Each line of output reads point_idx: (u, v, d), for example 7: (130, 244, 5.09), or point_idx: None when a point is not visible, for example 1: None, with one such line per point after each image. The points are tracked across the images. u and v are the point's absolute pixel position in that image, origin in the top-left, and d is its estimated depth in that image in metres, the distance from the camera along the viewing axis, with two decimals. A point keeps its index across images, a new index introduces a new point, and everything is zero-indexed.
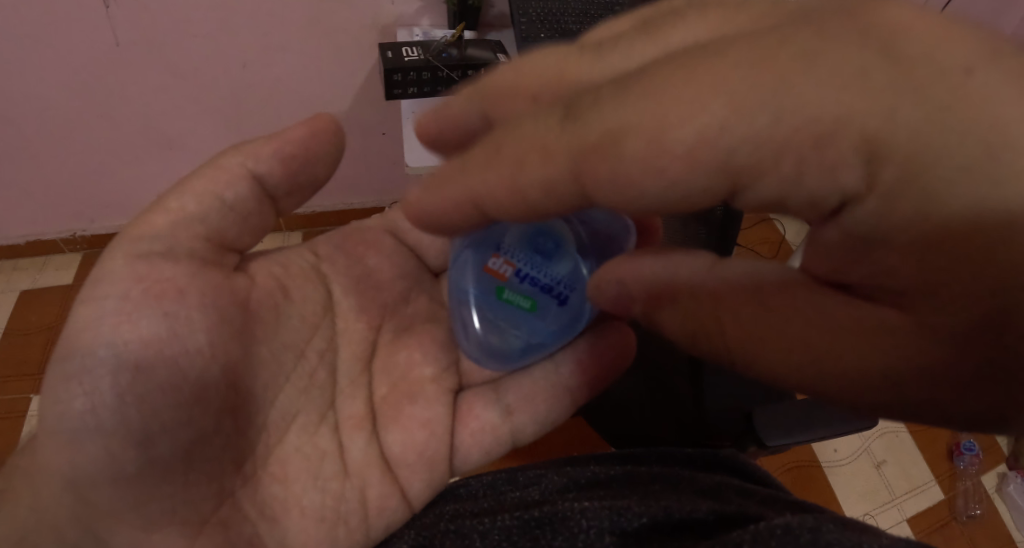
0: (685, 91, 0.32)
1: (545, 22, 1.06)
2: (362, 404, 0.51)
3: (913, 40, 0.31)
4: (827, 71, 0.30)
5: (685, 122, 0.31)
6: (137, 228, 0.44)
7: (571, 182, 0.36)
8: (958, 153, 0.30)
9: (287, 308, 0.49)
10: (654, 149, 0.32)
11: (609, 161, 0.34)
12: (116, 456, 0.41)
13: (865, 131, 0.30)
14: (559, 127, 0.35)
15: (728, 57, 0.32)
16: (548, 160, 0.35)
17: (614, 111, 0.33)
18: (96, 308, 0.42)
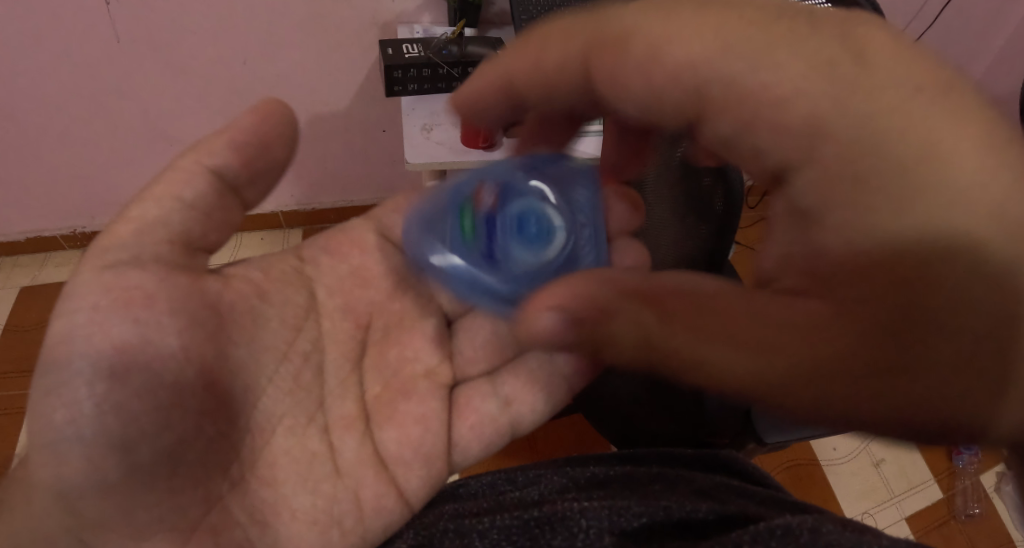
0: (696, 18, 0.44)
1: (547, 19, 1.05)
2: (353, 404, 0.51)
3: (881, 54, 0.41)
4: (800, 50, 0.42)
5: (681, 42, 0.44)
6: (101, 241, 0.44)
7: (573, 71, 0.51)
8: (897, 155, 0.38)
9: (265, 311, 0.49)
10: (650, 57, 0.45)
11: (611, 56, 0.47)
12: (99, 465, 0.41)
13: (816, 109, 0.41)
14: (587, 27, 0.50)
15: (742, 13, 0.44)
16: (567, 55, 0.51)
17: (637, 15, 0.46)
18: (67, 322, 0.42)
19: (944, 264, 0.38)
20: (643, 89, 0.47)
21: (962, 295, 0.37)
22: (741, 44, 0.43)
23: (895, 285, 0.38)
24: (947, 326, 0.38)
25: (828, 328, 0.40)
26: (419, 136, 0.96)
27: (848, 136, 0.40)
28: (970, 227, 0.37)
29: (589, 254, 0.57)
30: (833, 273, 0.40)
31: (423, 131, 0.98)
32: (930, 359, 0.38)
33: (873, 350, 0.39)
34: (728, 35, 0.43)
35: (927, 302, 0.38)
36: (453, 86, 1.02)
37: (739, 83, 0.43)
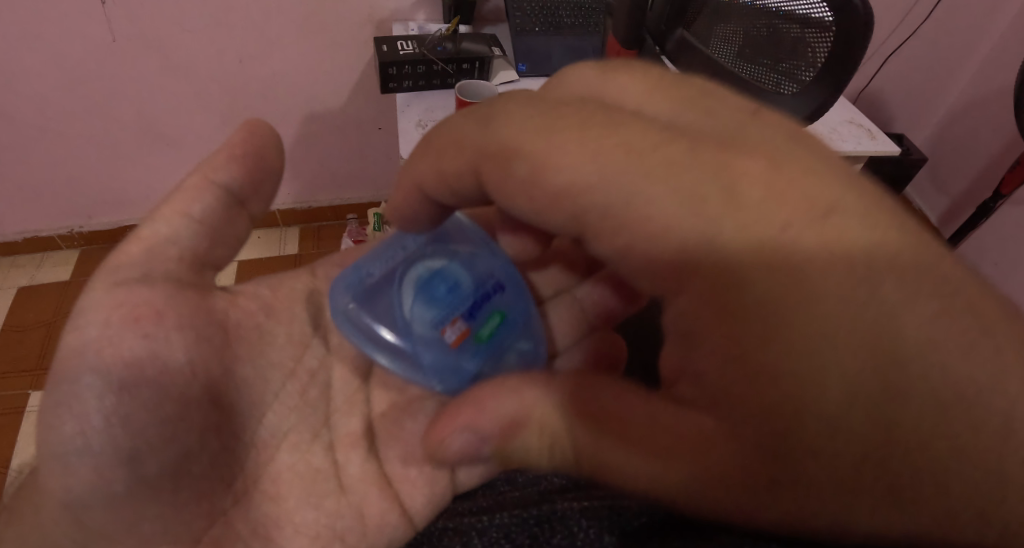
0: (575, 138, 0.39)
1: (540, 16, 1.05)
2: (360, 422, 0.51)
3: (751, 186, 0.37)
4: (667, 175, 0.37)
5: (569, 160, 0.38)
6: (113, 259, 0.44)
7: (471, 173, 0.44)
8: (739, 251, 0.36)
9: (272, 327, 0.49)
10: (536, 174, 0.40)
11: (501, 171, 0.41)
12: (106, 478, 0.41)
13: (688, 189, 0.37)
14: (472, 132, 0.43)
15: (625, 131, 0.38)
16: (455, 166, 0.44)
17: (509, 126, 0.41)
18: (79, 336, 0.42)
19: (845, 363, 0.34)
20: (527, 209, 0.42)
21: (871, 390, 0.34)
22: (622, 175, 0.37)
23: (767, 385, 0.36)
24: (825, 435, 0.35)
25: (707, 443, 0.38)
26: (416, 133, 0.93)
27: (704, 246, 0.37)
28: (858, 332, 0.34)
29: (346, 304, 0.50)
30: (718, 381, 0.38)
31: (418, 127, 0.95)
32: (831, 448, 0.35)
33: (765, 446, 0.36)
34: (610, 158, 0.38)
35: (799, 374, 0.35)
36: (448, 82, 1.01)
37: (627, 184, 0.38)
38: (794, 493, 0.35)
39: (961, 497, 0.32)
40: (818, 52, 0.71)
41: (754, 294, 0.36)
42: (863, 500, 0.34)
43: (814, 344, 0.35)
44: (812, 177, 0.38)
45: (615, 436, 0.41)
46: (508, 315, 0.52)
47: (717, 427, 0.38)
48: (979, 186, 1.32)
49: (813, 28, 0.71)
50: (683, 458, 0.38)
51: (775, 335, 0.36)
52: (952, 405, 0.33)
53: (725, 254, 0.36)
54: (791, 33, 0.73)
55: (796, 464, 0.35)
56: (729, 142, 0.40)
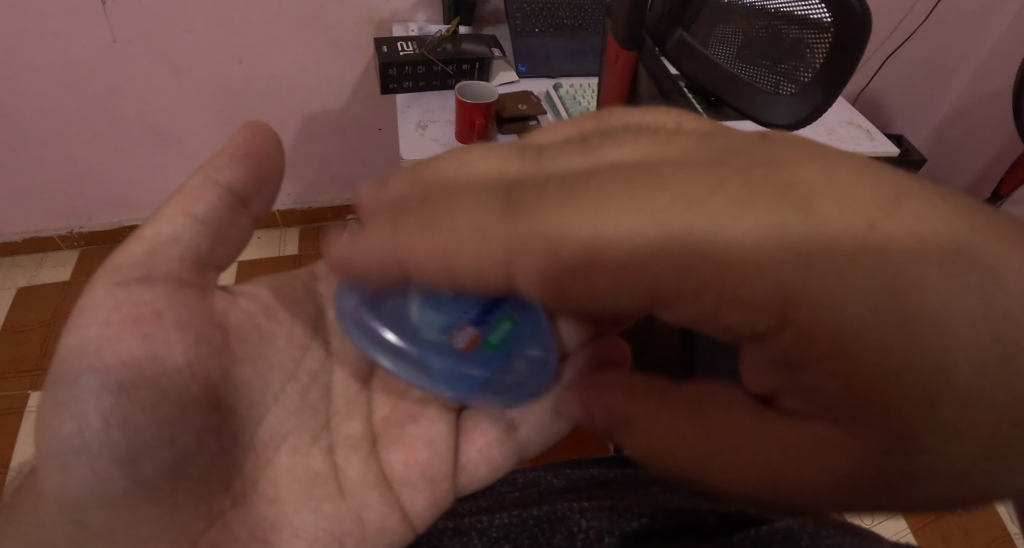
0: (627, 205, 0.34)
1: (541, 18, 1.05)
2: (359, 424, 0.51)
3: (827, 202, 0.33)
4: (747, 219, 0.34)
5: (626, 220, 0.34)
6: (114, 259, 0.44)
7: (497, 270, 0.37)
8: (839, 254, 0.33)
9: (272, 328, 0.49)
10: (593, 245, 0.35)
11: (547, 257, 0.36)
12: (105, 478, 0.41)
13: (781, 234, 0.33)
14: (500, 218, 0.36)
15: (664, 187, 0.34)
16: (474, 239, 0.36)
17: (554, 215, 0.35)
18: (79, 336, 0.42)
19: (957, 357, 0.33)
20: (588, 294, 0.38)
21: (972, 378, 0.33)
22: (686, 218, 0.34)
23: (882, 386, 0.34)
24: (938, 443, 0.34)
25: (829, 448, 0.36)
26: (415, 134, 0.92)
27: (789, 283, 0.34)
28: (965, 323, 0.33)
29: (347, 301, 0.50)
30: (829, 391, 0.35)
31: (418, 128, 0.94)
32: (944, 454, 0.34)
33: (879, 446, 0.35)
34: (679, 190, 0.34)
35: (902, 370, 0.33)
36: (448, 83, 1.01)
37: (711, 240, 0.34)
38: (912, 493, 0.35)
39: (1011, 455, 0.34)
40: (817, 52, 0.71)
41: (838, 335, 0.34)
42: (940, 476, 0.35)
43: (911, 359, 0.33)
44: (867, 173, 0.35)
45: (704, 444, 0.41)
46: (519, 332, 0.52)
47: (841, 434, 0.36)
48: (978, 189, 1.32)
49: (813, 29, 0.70)
50: (786, 472, 0.38)
51: (857, 345, 0.34)
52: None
53: (814, 307, 0.34)
54: (791, 34, 0.72)
55: (917, 458, 0.34)
56: (770, 162, 0.35)
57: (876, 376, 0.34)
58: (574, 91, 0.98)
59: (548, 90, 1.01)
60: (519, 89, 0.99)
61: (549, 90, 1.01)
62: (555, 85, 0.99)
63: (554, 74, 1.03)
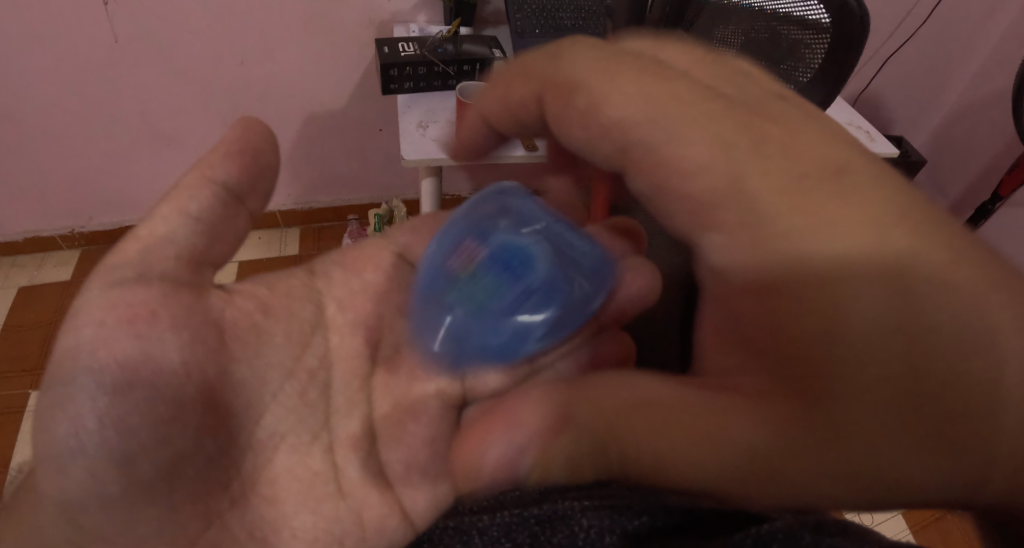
0: (632, 77, 0.44)
1: (542, 19, 1.05)
2: (359, 423, 0.51)
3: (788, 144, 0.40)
4: (704, 126, 0.41)
5: (621, 99, 0.43)
6: (111, 259, 0.44)
7: (535, 99, 0.50)
8: (786, 184, 0.38)
9: (269, 328, 0.49)
10: (593, 108, 0.45)
11: (564, 101, 0.47)
12: (101, 478, 0.41)
13: (734, 170, 0.39)
14: (541, 66, 0.49)
15: (668, 79, 0.43)
16: (526, 92, 0.50)
17: (579, 64, 0.46)
18: (76, 336, 0.42)
19: (861, 302, 0.35)
20: (584, 140, 0.47)
21: (882, 338, 0.34)
22: (664, 113, 0.42)
23: (801, 329, 0.36)
24: (853, 395, 0.34)
25: (752, 401, 0.37)
26: (415, 133, 0.93)
27: (741, 184, 0.39)
28: (879, 295, 0.35)
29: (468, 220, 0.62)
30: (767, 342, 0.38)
31: (418, 127, 0.95)
32: (864, 415, 0.34)
33: (796, 416, 0.35)
34: (656, 99, 0.42)
35: (817, 314, 0.36)
36: (450, 84, 1.01)
37: (665, 140, 0.42)
38: (834, 459, 0.34)
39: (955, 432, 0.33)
40: (817, 53, 0.73)
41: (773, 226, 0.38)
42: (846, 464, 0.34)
43: (820, 296, 0.36)
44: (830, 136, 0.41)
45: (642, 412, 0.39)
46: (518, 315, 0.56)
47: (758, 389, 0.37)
48: (977, 191, 1.32)
49: (813, 31, 0.72)
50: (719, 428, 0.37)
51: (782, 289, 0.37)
52: (956, 382, 0.33)
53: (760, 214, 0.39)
54: (793, 36, 0.73)
55: (830, 407, 0.35)
56: (760, 109, 0.43)
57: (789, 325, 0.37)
58: None
59: None
60: None
61: None
62: None
63: None
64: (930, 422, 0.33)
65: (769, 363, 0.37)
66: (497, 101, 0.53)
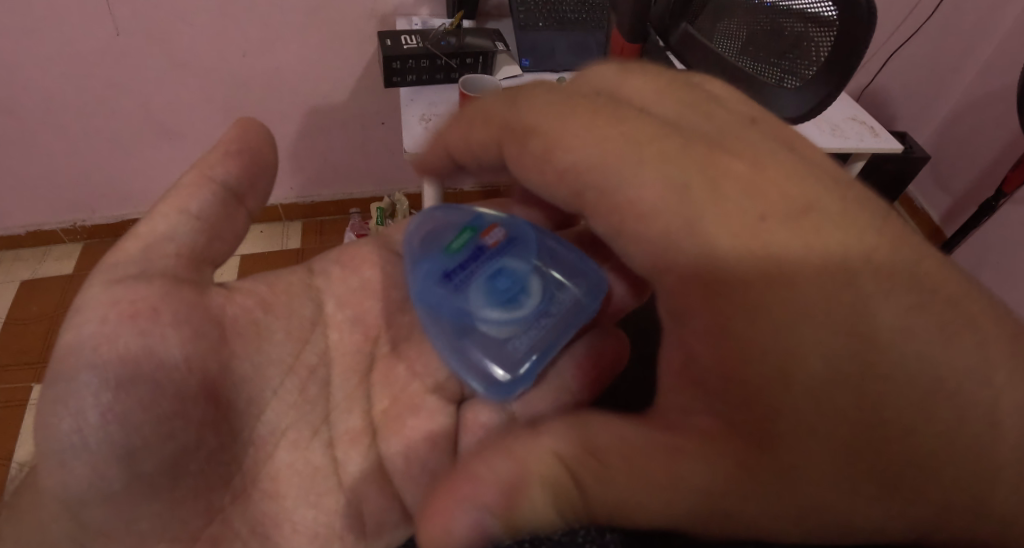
0: (584, 122, 0.44)
1: (545, 14, 1.04)
2: (359, 418, 0.51)
3: (734, 176, 0.42)
4: (654, 166, 0.42)
5: (568, 148, 0.44)
6: (111, 257, 0.44)
7: (495, 146, 0.51)
8: (726, 242, 0.40)
9: (270, 324, 0.49)
10: (545, 153, 0.46)
11: (520, 144, 0.48)
12: (103, 474, 0.41)
13: (670, 226, 0.41)
14: (503, 109, 0.50)
15: (625, 124, 0.44)
16: (486, 139, 0.51)
17: (532, 112, 0.47)
18: (77, 333, 0.42)
19: (834, 339, 0.37)
20: (539, 183, 0.47)
21: (852, 400, 0.36)
22: (617, 155, 0.43)
23: (762, 370, 0.37)
24: (820, 443, 0.36)
25: (710, 442, 0.37)
26: (417, 127, 0.92)
27: (675, 234, 0.41)
28: (833, 321, 0.37)
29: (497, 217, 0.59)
30: (714, 378, 0.39)
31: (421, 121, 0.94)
32: (819, 459, 0.36)
33: (755, 457, 0.36)
34: (607, 141, 0.43)
35: (790, 351, 0.37)
36: (452, 77, 1.00)
37: (607, 192, 0.43)
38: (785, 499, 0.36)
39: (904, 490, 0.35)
40: (821, 48, 0.71)
41: (712, 249, 0.40)
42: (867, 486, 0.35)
43: (814, 338, 0.37)
44: (804, 181, 0.42)
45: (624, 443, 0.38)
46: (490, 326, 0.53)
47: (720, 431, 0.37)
48: (981, 186, 1.31)
49: (817, 24, 0.70)
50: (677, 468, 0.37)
51: (765, 309, 0.38)
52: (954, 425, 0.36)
53: (709, 258, 0.40)
54: (795, 28, 0.72)
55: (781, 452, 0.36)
56: (724, 144, 0.44)
57: (759, 384, 0.37)
58: None
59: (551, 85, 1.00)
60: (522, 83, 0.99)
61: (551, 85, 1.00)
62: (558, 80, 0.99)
63: (557, 68, 1.01)
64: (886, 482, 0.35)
65: (725, 406, 0.38)
66: (460, 137, 0.54)
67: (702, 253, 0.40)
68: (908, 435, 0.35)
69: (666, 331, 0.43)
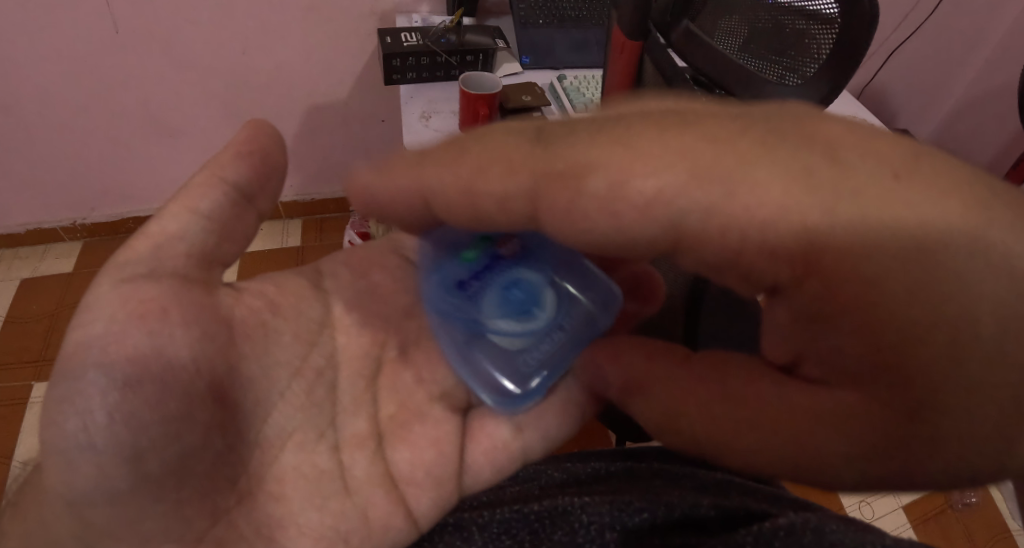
0: (654, 146, 0.36)
1: (544, 10, 1.04)
2: (365, 421, 0.51)
3: (854, 151, 0.35)
4: (776, 164, 0.35)
5: (647, 175, 0.36)
6: (121, 256, 0.44)
7: (524, 201, 0.41)
8: (870, 234, 0.35)
9: (277, 326, 0.49)
10: (614, 193, 0.37)
11: (569, 191, 0.38)
12: (109, 474, 0.41)
13: (808, 221, 0.35)
14: (529, 154, 0.39)
15: (701, 128, 0.37)
16: (510, 183, 0.40)
17: (579, 149, 0.38)
18: (85, 332, 0.42)
19: (982, 314, 0.34)
20: (609, 228, 0.39)
21: (994, 368, 0.34)
22: (717, 169, 0.36)
23: (918, 354, 0.35)
24: (963, 415, 0.35)
25: (852, 417, 0.38)
26: (418, 125, 0.92)
27: (819, 237, 0.35)
28: (991, 291, 0.34)
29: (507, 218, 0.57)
30: (854, 363, 0.37)
31: (421, 119, 0.95)
32: (970, 431, 0.35)
33: (899, 431, 0.36)
34: (696, 154, 0.36)
35: (935, 329, 0.35)
36: (453, 74, 1.00)
37: (717, 206, 0.36)
38: (932, 466, 0.37)
39: None
40: (822, 45, 0.70)
41: (859, 245, 0.35)
42: (901, 472, 0.37)
43: (953, 318, 0.34)
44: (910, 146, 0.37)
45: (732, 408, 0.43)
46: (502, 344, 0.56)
47: (864, 404, 0.37)
48: None
49: (819, 22, 0.70)
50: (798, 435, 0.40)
51: (901, 301, 0.35)
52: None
53: (848, 254, 0.35)
54: (796, 25, 0.72)
55: (935, 426, 0.36)
56: (807, 118, 0.37)
57: (894, 359, 0.36)
58: (578, 82, 0.97)
59: (551, 82, 1.00)
60: (522, 80, 0.98)
61: (552, 82, 1.00)
62: (558, 77, 0.98)
63: (557, 66, 1.01)
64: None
65: (867, 385, 0.37)
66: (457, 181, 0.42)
67: (847, 247, 0.35)
68: None
69: (789, 329, 0.41)
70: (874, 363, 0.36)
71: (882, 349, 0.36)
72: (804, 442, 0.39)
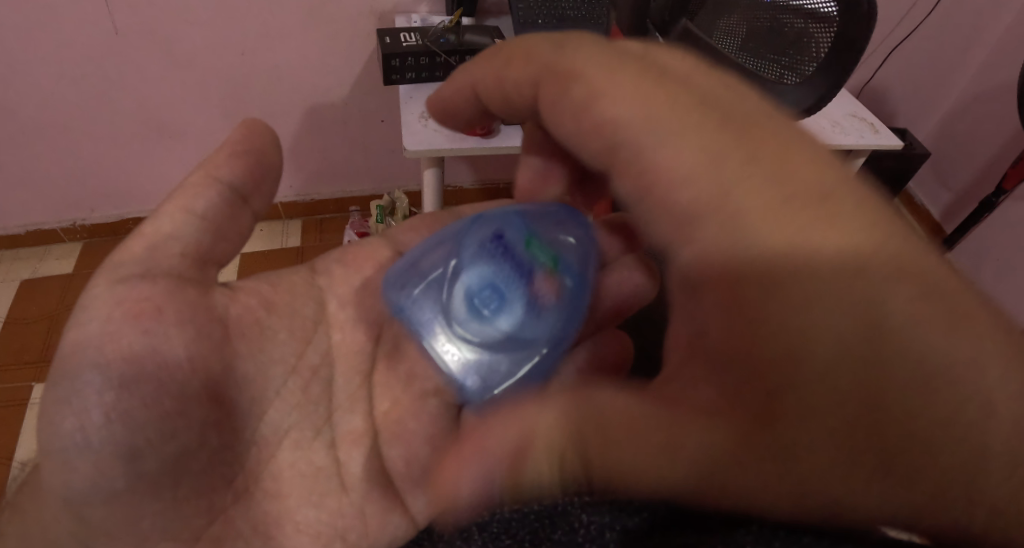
0: (631, 80, 0.44)
1: (542, 11, 1.04)
2: (361, 420, 0.51)
3: (770, 156, 0.40)
4: (693, 142, 0.41)
5: (613, 99, 0.44)
6: (116, 256, 0.44)
7: (530, 92, 0.50)
8: (743, 212, 0.40)
9: (272, 325, 0.49)
10: (586, 102, 0.45)
11: (560, 90, 0.47)
12: (104, 473, 0.41)
13: (700, 195, 0.41)
14: (544, 54, 0.48)
15: (668, 91, 0.43)
16: (521, 77, 0.50)
17: (578, 59, 0.46)
18: (81, 331, 0.42)
19: (832, 328, 0.36)
20: (573, 132, 0.47)
21: (848, 388, 0.35)
22: (656, 118, 0.43)
23: (763, 349, 0.37)
24: (811, 424, 0.35)
25: (711, 415, 0.37)
26: (416, 123, 0.91)
27: (708, 202, 0.41)
28: (843, 323, 0.36)
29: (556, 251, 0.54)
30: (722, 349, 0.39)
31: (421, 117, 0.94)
32: (819, 446, 0.35)
33: (743, 431, 0.36)
34: (650, 103, 0.43)
35: (796, 326, 0.37)
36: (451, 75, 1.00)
37: (640, 152, 0.43)
38: (778, 475, 0.35)
39: (898, 477, 0.34)
40: (821, 44, 0.72)
41: (732, 229, 0.40)
42: (745, 480, 0.35)
43: (801, 324, 0.37)
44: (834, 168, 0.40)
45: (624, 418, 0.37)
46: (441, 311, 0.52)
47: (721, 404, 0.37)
48: (980, 183, 1.31)
49: (816, 20, 0.71)
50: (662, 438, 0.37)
51: (765, 284, 0.38)
52: (876, 485, 0.34)
53: (732, 226, 0.40)
54: (795, 25, 0.72)
55: (772, 430, 0.36)
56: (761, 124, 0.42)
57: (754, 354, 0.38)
58: None
59: None
60: None
61: None
62: None
63: None
64: (886, 471, 0.34)
65: (727, 377, 0.38)
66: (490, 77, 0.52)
67: (722, 226, 0.40)
68: (908, 432, 0.34)
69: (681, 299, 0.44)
70: (733, 356, 0.38)
71: (746, 339, 0.38)
72: (671, 441, 0.37)
